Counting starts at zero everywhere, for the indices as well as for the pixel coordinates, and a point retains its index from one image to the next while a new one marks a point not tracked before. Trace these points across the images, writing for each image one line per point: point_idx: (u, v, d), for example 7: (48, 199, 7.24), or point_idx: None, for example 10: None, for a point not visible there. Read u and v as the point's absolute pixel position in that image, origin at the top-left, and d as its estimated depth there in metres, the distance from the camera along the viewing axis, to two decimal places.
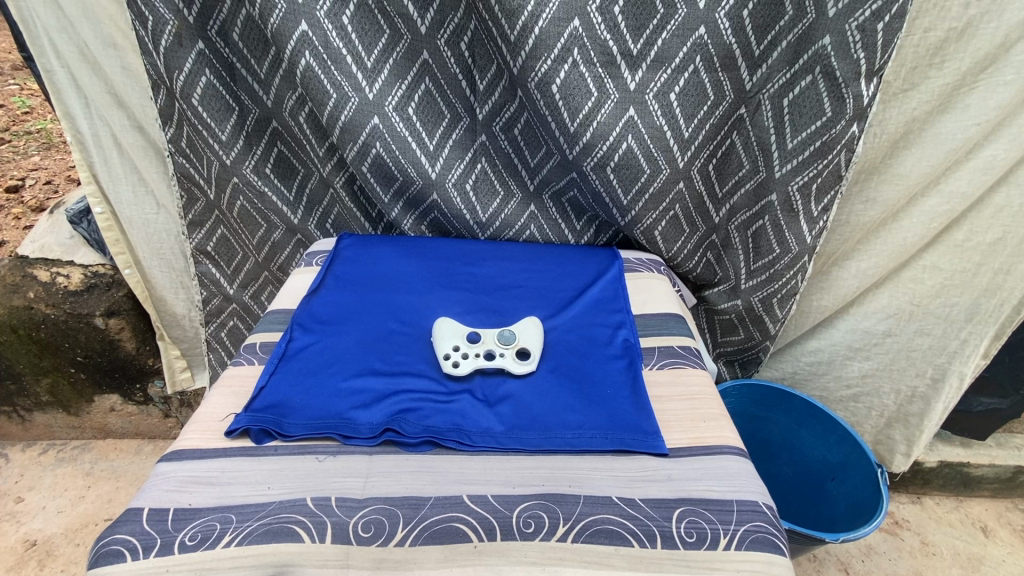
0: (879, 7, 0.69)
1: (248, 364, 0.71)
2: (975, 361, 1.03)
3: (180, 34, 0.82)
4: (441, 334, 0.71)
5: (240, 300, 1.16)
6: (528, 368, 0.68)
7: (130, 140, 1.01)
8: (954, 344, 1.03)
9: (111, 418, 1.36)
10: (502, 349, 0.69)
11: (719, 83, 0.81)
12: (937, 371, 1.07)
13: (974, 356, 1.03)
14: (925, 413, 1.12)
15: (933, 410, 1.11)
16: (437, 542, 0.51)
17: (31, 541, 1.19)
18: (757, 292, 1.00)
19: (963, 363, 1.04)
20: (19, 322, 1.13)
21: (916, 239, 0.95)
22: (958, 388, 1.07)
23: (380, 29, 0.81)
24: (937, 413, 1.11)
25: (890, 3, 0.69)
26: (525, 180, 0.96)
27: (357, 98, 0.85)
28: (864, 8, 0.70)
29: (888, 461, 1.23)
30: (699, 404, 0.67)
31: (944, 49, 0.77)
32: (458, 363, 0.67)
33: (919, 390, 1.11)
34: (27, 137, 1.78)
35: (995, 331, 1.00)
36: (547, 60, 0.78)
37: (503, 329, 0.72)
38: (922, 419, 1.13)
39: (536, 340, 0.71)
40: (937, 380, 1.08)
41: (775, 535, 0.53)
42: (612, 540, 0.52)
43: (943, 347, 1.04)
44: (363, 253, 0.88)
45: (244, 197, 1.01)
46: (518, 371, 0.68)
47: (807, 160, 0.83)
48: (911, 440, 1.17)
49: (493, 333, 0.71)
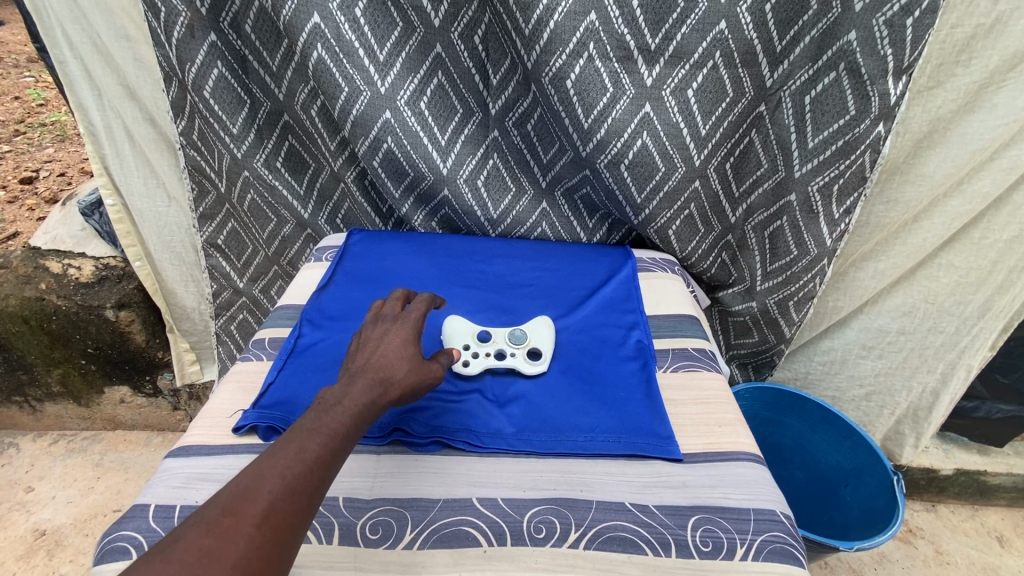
0: (909, 2, 0.67)
1: (256, 359, 0.71)
2: (983, 353, 1.01)
3: (193, 26, 0.81)
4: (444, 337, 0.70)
5: (249, 294, 1.16)
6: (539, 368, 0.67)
7: (141, 132, 1.00)
8: (965, 339, 1.01)
9: (121, 410, 1.37)
10: (513, 349, 0.68)
11: (739, 80, 0.79)
12: (946, 366, 1.05)
13: (983, 348, 1.01)
14: (934, 406, 1.10)
15: (940, 401, 1.09)
16: (446, 546, 0.50)
17: (41, 531, 1.20)
18: (773, 294, 0.98)
19: (972, 355, 1.02)
20: (31, 313, 1.14)
21: (937, 239, 0.92)
22: (966, 379, 1.05)
23: (393, 21, 0.80)
24: (944, 405, 1.09)
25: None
26: (538, 176, 0.95)
27: (369, 91, 0.84)
28: (892, 3, 0.68)
29: (897, 455, 1.21)
30: (713, 408, 0.65)
31: (972, 46, 0.75)
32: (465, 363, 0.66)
33: (929, 385, 1.09)
34: (42, 129, 1.79)
35: (1004, 324, 0.98)
36: (562, 55, 0.77)
37: (514, 328, 0.70)
38: (931, 412, 1.11)
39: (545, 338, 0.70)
40: (946, 374, 1.06)
41: (793, 546, 0.51)
42: (625, 548, 0.51)
43: (954, 343, 1.02)
44: (373, 248, 0.87)
45: (255, 191, 1.00)
46: (529, 372, 0.66)
47: (829, 160, 0.80)
48: (920, 434, 1.15)
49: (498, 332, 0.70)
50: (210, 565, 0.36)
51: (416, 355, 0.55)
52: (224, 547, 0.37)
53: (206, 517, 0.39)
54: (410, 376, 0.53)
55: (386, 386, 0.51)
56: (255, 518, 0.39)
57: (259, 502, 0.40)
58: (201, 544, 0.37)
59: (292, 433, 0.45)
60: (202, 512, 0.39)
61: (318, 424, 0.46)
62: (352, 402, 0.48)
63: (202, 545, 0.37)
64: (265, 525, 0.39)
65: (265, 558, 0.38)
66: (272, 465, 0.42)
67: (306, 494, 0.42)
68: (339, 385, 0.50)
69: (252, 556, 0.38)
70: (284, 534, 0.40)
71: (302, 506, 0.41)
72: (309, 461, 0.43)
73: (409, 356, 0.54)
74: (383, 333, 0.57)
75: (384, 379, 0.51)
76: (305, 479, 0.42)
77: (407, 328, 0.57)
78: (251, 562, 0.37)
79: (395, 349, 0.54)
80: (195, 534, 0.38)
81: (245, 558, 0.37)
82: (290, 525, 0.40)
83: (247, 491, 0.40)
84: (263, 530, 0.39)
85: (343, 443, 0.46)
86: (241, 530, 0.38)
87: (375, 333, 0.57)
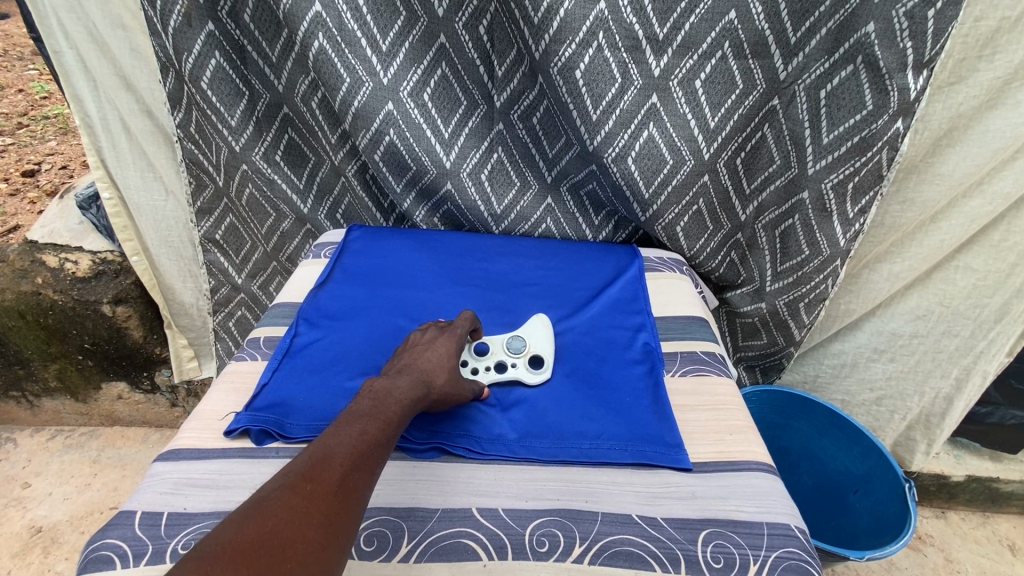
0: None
1: (250, 359, 0.69)
2: (999, 358, 0.99)
3: (190, 15, 0.79)
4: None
5: (248, 290, 1.14)
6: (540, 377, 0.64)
7: (138, 124, 0.98)
8: (981, 345, 0.98)
9: (118, 406, 1.35)
10: (513, 359, 0.65)
11: (749, 72, 0.76)
12: (961, 371, 1.02)
13: (999, 354, 0.98)
14: (947, 413, 1.07)
15: (954, 408, 1.06)
16: (444, 560, 0.48)
17: (36, 528, 1.18)
18: (783, 295, 0.94)
19: (988, 360, 0.99)
20: (27, 307, 1.12)
21: (955, 241, 0.89)
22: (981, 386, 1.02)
23: (396, 11, 0.77)
24: (958, 412, 1.06)
25: None
26: (542, 171, 0.92)
27: (371, 83, 0.82)
28: None
29: (907, 461, 1.18)
30: (723, 415, 0.62)
31: (996, 40, 0.72)
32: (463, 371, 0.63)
33: (942, 391, 1.06)
34: (45, 121, 1.78)
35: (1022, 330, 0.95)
36: (571, 44, 0.75)
37: (513, 335, 0.67)
38: (943, 419, 1.08)
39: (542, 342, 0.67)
40: (960, 380, 1.03)
41: (809, 563, 0.48)
42: (631, 564, 0.48)
43: (970, 348, 0.99)
44: (373, 245, 0.85)
45: (253, 185, 0.98)
46: (532, 382, 0.64)
47: (844, 156, 0.77)
48: (932, 441, 1.13)
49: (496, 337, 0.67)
50: (300, 523, 0.39)
51: (457, 364, 0.59)
52: (312, 507, 0.40)
53: (288, 481, 0.41)
54: (451, 386, 0.57)
55: (430, 388, 0.55)
56: (333, 486, 0.42)
57: (336, 470, 0.43)
58: (290, 503, 0.39)
59: (353, 415, 0.48)
60: (280, 477, 0.42)
61: (376, 409, 0.49)
62: (405, 397, 0.52)
63: (290, 504, 0.39)
64: (342, 492, 0.42)
65: (344, 522, 0.41)
66: (342, 441, 0.45)
67: (372, 468, 0.45)
68: (390, 379, 0.53)
69: (334, 518, 0.40)
70: (356, 501, 0.43)
71: (367, 480, 0.44)
72: (373, 440, 0.46)
73: (451, 363, 0.58)
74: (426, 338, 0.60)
75: (429, 381, 0.55)
76: (371, 454, 0.46)
77: (448, 337, 0.61)
78: (334, 523, 0.40)
79: (443, 356, 0.58)
80: (282, 494, 0.40)
81: (329, 519, 0.40)
82: (360, 495, 0.43)
83: (323, 459, 0.43)
84: (341, 497, 0.42)
85: (396, 432, 0.49)
86: (322, 495, 0.41)
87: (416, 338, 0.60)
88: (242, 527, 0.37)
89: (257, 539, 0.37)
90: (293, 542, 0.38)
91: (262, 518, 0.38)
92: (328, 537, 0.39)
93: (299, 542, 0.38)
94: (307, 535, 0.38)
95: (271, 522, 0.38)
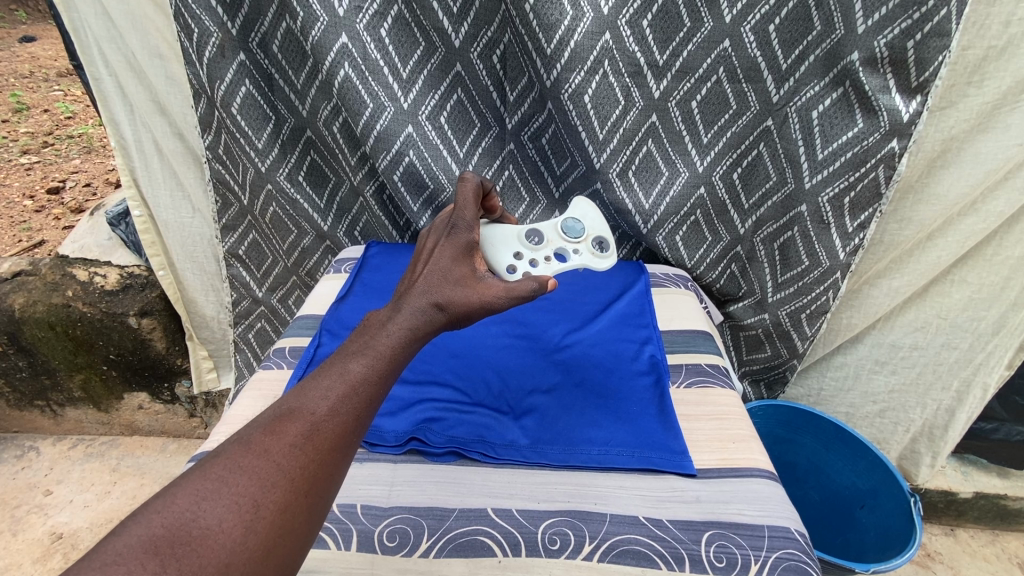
0: (910, 26, 0.68)
1: (277, 368, 0.73)
2: (999, 372, 1.00)
3: (223, 46, 0.85)
4: (506, 236, 0.67)
5: (268, 302, 1.19)
6: (604, 260, 0.72)
7: (170, 146, 1.04)
8: (980, 357, 1.00)
9: (139, 415, 1.39)
10: (574, 247, 0.72)
11: (742, 94, 0.80)
12: (963, 384, 1.04)
13: (999, 367, 1.00)
14: (950, 425, 1.09)
15: (957, 421, 1.08)
16: (461, 555, 0.51)
17: (58, 534, 1.22)
18: (784, 305, 0.97)
19: (988, 373, 1.01)
20: (56, 319, 1.16)
21: (951, 257, 0.92)
22: (983, 399, 1.04)
23: (416, 41, 0.83)
24: (961, 424, 1.08)
25: (921, 22, 0.67)
26: (550, 188, 0.97)
27: (392, 107, 0.88)
28: (893, 26, 0.68)
29: (913, 475, 1.19)
30: (727, 425, 0.65)
31: (984, 66, 0.75)
32: (536, 263, 0.67)
33: (945, 404, 1.07)
34: (70, 141, 1.85)
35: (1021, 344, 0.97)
36: (580, 72, 0.81)
37: (567, 223, 0.73)
38: (947, 432, 1.10)
39: (601, 228, 0.75)
40: (961, 394, 1.05)
41: (807, 563, 0.51)
42: (638, 561, 0.51)
43: (969, 360, 1.01)
44: (389, 261, 0.89)
45: (277, 204, 1.03)
46: (599, 267, 0.72)
47: (838, 171, 0.80)
48: (936, 454, 1.14)
49: (561, 225, 0.72)
50: (250, 484, 0.36)
51: (465, 273, 0.51)
52: (264, 467, 0.37)
53: (246, 437, 0.39)
54: (465, 299, 0.48)
55: (435, 310, 0.48)
56: (298, 439, 0.39)
57: (303, 422, 0.40)
58: (241, 462, 0.37)
59: (338, 358, 0.44)
60: (243, 431, 0.40)
61: (363, 347, 0.45)
62: (400, 328, 0.46)
63: (242, 463, 0.37)
64: (309, 446, 0.39)
65: (311, 480, 0.38)
66: (315, 389, 0.41)
67: (347, 418, 0.41)
68: (388, 310, 0.48)
69: (290, 478, 0.38)
70: (323, 455, 0.39)
71: (345, 430, 0.41)
72: (351, 385, 0.42)
73: (460, 275, 0.50)
74: (434, 248, 0.53)
75: (433, 302, 0.48)
76: (347, 401, 0.41)
77: (459, 244, 0.53)
78: (293, 483, 0.38)
79: (446, 269, 0.50)
80: (234, 453, 0.38)
81: (284, 479, 0.37)
82: (330, 448, 0.40)
83: (290, 411, 0.40)
84: (306, 451, 0.39)
85: (391, 367, 0.45)
86: (283, 450, 0.38)
87: (427, 247, 0.54)
88: (183, 493, 0.35)
89: (197, 502, 0.35)
90: (238, 508, 0.35)
91: (206, 481, 0.36)
92: (283, 498, 0.37)
93: (249, 503, 0.36)
94: (256, 497, 0.36)
95: (214, 486, 0.36)
